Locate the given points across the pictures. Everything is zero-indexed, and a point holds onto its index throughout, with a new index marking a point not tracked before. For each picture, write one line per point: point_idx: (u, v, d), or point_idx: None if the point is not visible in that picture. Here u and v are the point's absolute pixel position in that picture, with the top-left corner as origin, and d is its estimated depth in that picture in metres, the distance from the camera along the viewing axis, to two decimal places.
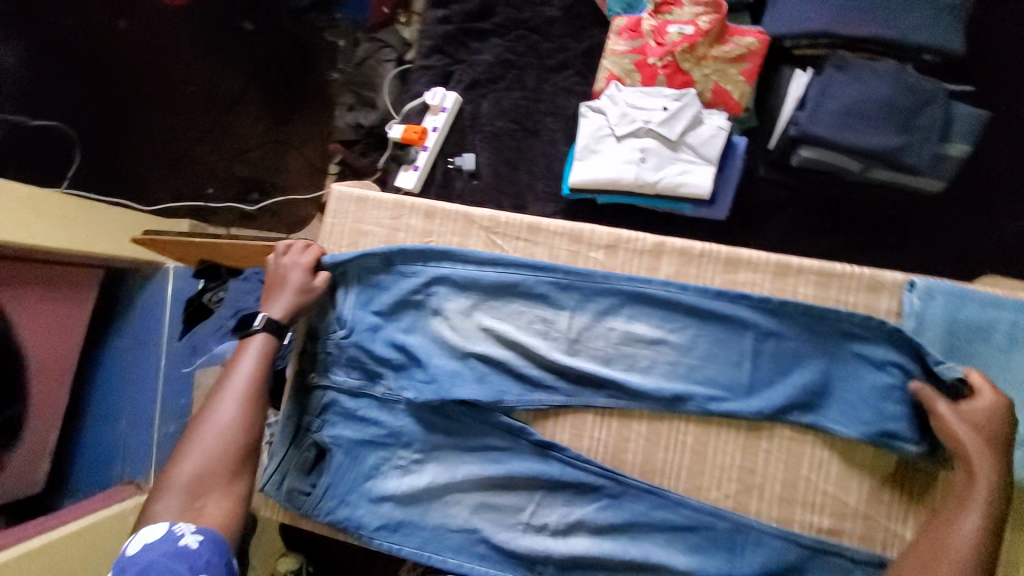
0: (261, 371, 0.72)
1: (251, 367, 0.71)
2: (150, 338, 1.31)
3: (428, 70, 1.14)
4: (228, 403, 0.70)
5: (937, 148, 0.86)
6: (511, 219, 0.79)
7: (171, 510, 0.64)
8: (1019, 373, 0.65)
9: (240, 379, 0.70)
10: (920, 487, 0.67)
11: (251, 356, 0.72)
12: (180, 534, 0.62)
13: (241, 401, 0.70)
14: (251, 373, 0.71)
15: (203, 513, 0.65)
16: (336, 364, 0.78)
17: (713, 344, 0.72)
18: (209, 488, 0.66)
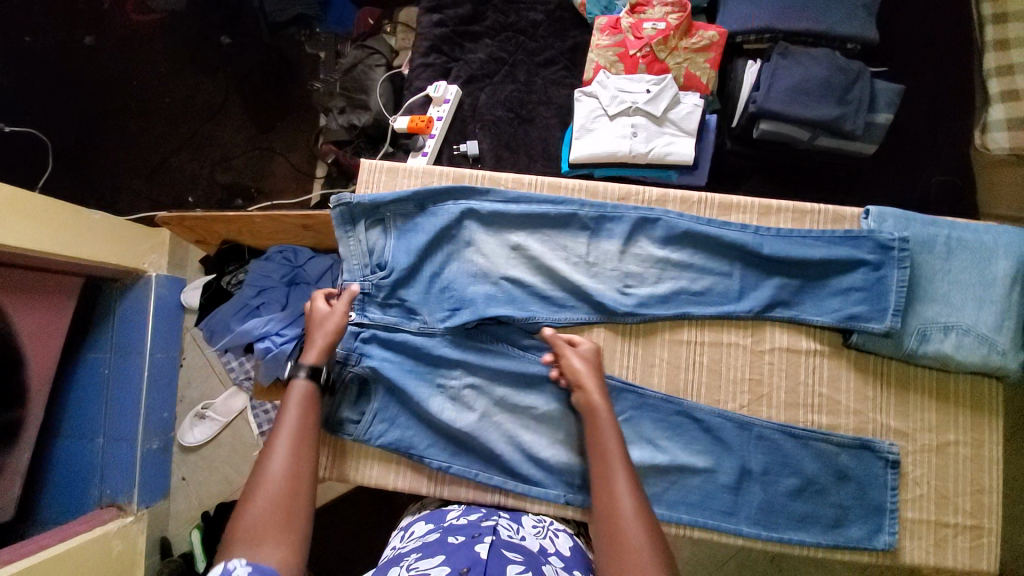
0: (309, 412, 0.73)
1: (297, 414, 0.72)
2: (133, 347, 1.38)
3: (428, 67, 1.24)
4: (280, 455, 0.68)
5: (868, 117, 1.06)
6: (533, 180, 0.90)
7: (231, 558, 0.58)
8: (958, 276, 0.78)
9: (288, 422, 0.71)
10: (896, 379, 0.81)
11: (297, 401, 0.73)
12: (232, 569, 0.55)
13: (292, 441, 0.69)
14: (299, 416, 0.71)
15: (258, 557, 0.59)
16: (373, 302, 0.85)
17: (713, 267, 0.84)
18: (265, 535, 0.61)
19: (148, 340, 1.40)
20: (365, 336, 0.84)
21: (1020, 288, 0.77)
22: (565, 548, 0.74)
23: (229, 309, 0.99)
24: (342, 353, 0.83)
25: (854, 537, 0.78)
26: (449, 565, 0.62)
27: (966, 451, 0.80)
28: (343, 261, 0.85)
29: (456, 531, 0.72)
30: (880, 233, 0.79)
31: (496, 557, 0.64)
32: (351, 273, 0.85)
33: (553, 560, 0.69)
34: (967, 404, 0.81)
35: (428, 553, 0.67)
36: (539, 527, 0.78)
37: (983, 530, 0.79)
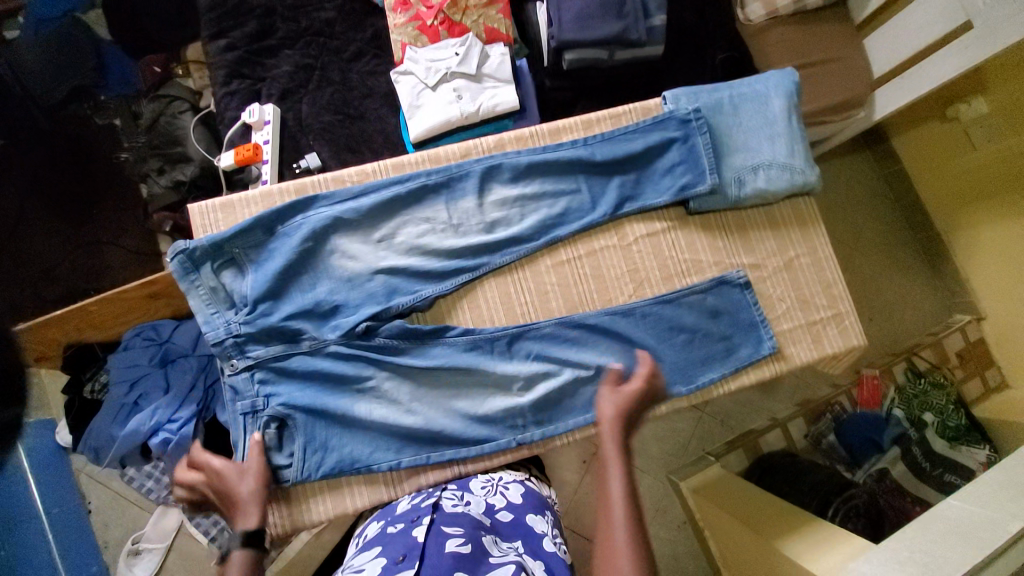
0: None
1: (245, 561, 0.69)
2: (21, 513, 1.16)
3: (234, 94, 1.18)
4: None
5: (647, 22, 1.20)
6: (375, 167, 0.91)
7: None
8: (746, 126, 0.93)
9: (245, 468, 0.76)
10: (735, 226, 0.96)
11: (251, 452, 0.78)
12: None
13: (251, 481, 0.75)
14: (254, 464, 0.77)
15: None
16: (251, 341, 0.83)
17: (564, 186, 0.92)
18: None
19: (36, 502, 1.21)
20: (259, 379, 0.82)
21: (794, 118, 0.94)
22: (515, 498, 0.80)
23: (106, 420, 0.91)
24: (248, 404, 0.81)
25: (747, 358, 0.91)
26: (386, 557, 0.65)
27: (807, 259, 0.97)
28: (202, 312, 0.83)
29: (396, 521, 0.74)
30: (678, 111, 0.92)
31: (435, 536, 0.66)
32: (223, 323, 0.83)
33: (501, 514, 0.76)
34: (795, 223, 0.98)
35: (367, 549, 0.70)
36: (488, 485, 0.83)
37: (843, 313, 0.97)
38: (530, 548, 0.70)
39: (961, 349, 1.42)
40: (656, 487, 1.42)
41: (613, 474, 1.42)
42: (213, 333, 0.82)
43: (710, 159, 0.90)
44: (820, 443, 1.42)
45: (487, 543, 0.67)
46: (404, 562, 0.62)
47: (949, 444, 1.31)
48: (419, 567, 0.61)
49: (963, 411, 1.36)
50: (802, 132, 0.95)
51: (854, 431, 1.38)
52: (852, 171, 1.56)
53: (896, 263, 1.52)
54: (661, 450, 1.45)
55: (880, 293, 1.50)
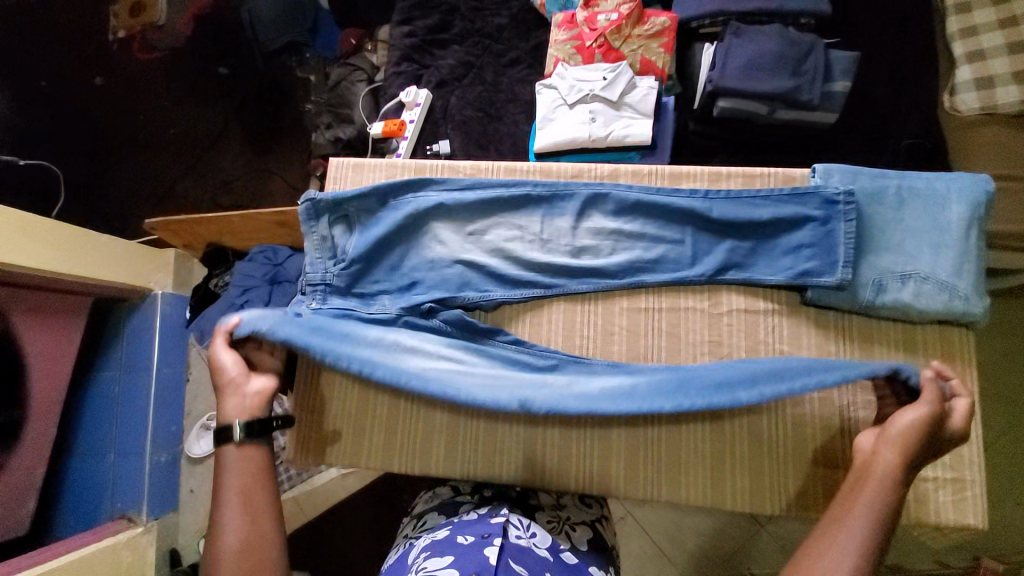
0: (253, 472, 0.74)
1: (240, 479, 0.74)
2: (142, 364, 1.45)
3: (399, 75, 1.31)
4: (233, 518, 0.70)
5: (824, 88, 1.09)
6: (489, 166, 0.94)
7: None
8: (911, 225, 0.78)
9: (234, 454, 0.75)
10: (857, 335, 0.81)
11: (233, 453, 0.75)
12: None
13: (246, 470, 0.74)
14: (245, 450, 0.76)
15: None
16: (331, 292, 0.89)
17: (669, 235, 0.86)
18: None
19: (155, 356, 1.47)
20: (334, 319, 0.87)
21: (978, 233, 0.77)
22: (579, 543, 0.77)
23: (218, 311, 1.06)
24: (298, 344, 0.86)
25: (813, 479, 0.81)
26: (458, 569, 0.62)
27: None
28: (308, 254, 0.90)
29: (466, 530, 0.71)
30: (826, 188, 0.81)
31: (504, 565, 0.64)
32: (321, 270, 0.89)
33: (566, 556, 0.73)
34: (939, 355, 0.80)
35: (437, 552, 0.67)
36: (553, 521, 0.81)
37: (965, 482, 0.77)
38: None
39: None
40: None
41: (638, 550, 1.32)
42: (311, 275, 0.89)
43: (848, 251, 0.78)
44: None
45: None
46: None
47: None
48: None
49: None
50: (984, 251, 0.77)
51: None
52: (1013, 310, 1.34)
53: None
54: (699, 544, 1.31)
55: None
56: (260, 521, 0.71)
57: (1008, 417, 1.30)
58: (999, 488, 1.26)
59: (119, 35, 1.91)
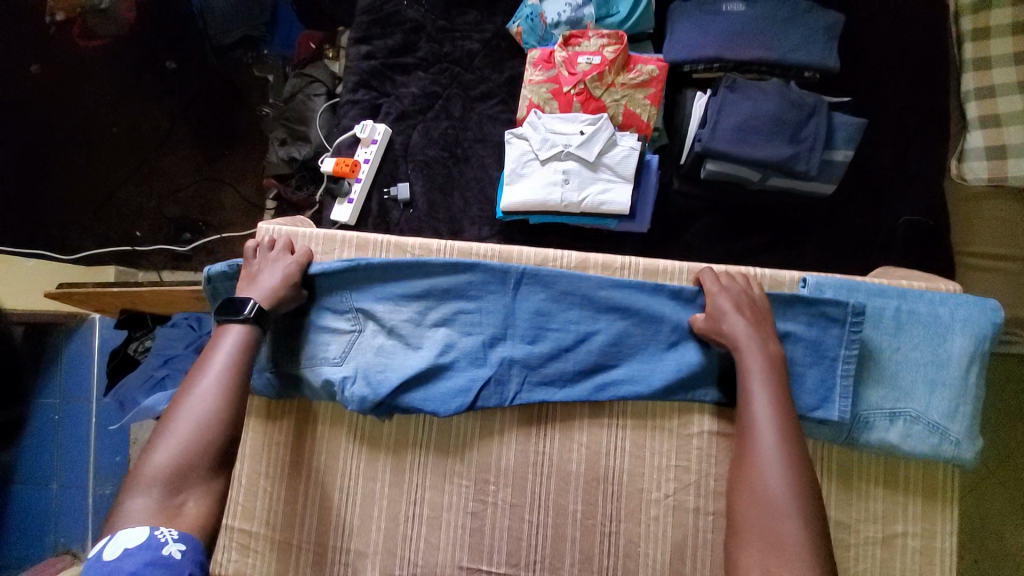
0: (241, 355, 0.68)
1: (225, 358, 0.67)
2: (82, 392, 1.22)
3: (355, 103, 1.16)
4: (206, 390, 0.64)
5: (823, 156, 0.97)
6: (442, 246, 0.82)
7: (140, 517, 0.57)
8: (907, 353, 0.70)
9: (227, 342, 0.68)
10: (838, 470, 0.73)
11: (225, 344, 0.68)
12: (162, 541, 0.55)
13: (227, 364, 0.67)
14: (232, 348, 0.68)
15: (181, 517, 0.58)
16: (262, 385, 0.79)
17: (640, 343, 0.76)
18: (189, 483, 0.60)
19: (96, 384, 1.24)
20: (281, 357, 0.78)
21: (976, 368, 0.69)
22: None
23: (136, 385, 0.93)
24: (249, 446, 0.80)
25: None
26: None
27: (916, 543, 0.73)
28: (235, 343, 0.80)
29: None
30: (816, 306, 0.71)
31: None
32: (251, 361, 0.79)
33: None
34: (919, 491, 0.73)
35: None
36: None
37: None
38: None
39: None
40: None
41: None
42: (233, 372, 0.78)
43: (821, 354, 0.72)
44: None
45: None
46: None
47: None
48: None
49: None
50: (980, 388, 0.69)
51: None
52: None
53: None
54: None
55: None
56: (230, 408, 0.65)
57: None
58: None
59: (58, 18, 1.64)
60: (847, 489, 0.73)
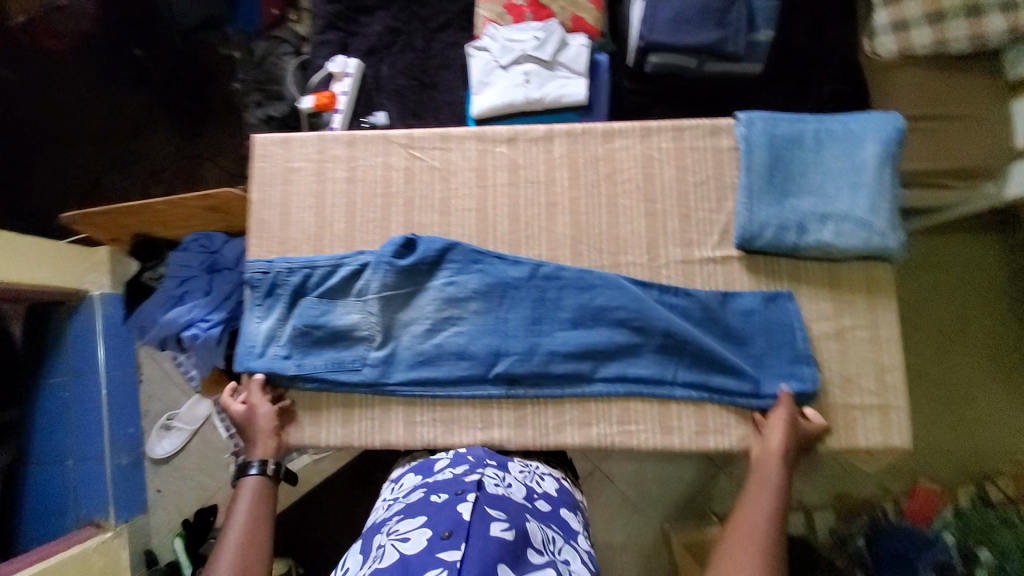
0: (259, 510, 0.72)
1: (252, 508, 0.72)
2: (88, 368, 1.33)
3: (325, 44, 1.25)
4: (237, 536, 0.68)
5: (748, 37, 1.11)
6: (424, 133, 0.89)
7: None
8: (830, 166, 0.82)
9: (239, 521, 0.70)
10: (791, 277, 0.84)
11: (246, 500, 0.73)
12: None
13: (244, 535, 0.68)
14: (250, 513, 0.71)
15: None
16: (271, 293, 0.83)
17: (607, 194, 0.88)
18: None
19: (100, 360, 1.35)
20: (299, 324, 0.82)
21: (889, 169, 0.81)
22: (550, 491, 0.77)
23: (156, 306, 1.00)
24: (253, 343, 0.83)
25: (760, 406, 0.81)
26: (430, 529, 0.62)
27: (865, 334, 0.83)
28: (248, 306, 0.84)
29: (440, 489, 0.70)
30: (749, 137, 0.84)
31: (479, 519, 0.63)
32: (257, 320, 0.83)
33: (541, 505, 0.73)
34: (862, 287, 0.84)
35: (410, 514, 0.66)
36: (524, 471, 0.79)
37: (890, 408, 0.82)
38: (577, 545, 0.69)
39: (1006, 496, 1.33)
40: (650, 532, 1.40)
41: (605, 501, 1.42)
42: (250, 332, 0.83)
43: (762, 178, 0.83)
44: (845, 544, 1.31)
45: (532, 534, 0.64)
46: (450, 540, 0.60)
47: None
48: (463, 551, 0.58)
49: None
50: (894, 185, 0.81)
51: (889, 541, 1.26)
52: (933, 254, 1.50)
53: (944, 350, 1.46)
54: (662, 489, 1.42)
55: (961, 395, 1.44)
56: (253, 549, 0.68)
57: (932, 346, 1.47)
58: (927, 412, 1.44)
59: None
60: (801, 290, 0.84)
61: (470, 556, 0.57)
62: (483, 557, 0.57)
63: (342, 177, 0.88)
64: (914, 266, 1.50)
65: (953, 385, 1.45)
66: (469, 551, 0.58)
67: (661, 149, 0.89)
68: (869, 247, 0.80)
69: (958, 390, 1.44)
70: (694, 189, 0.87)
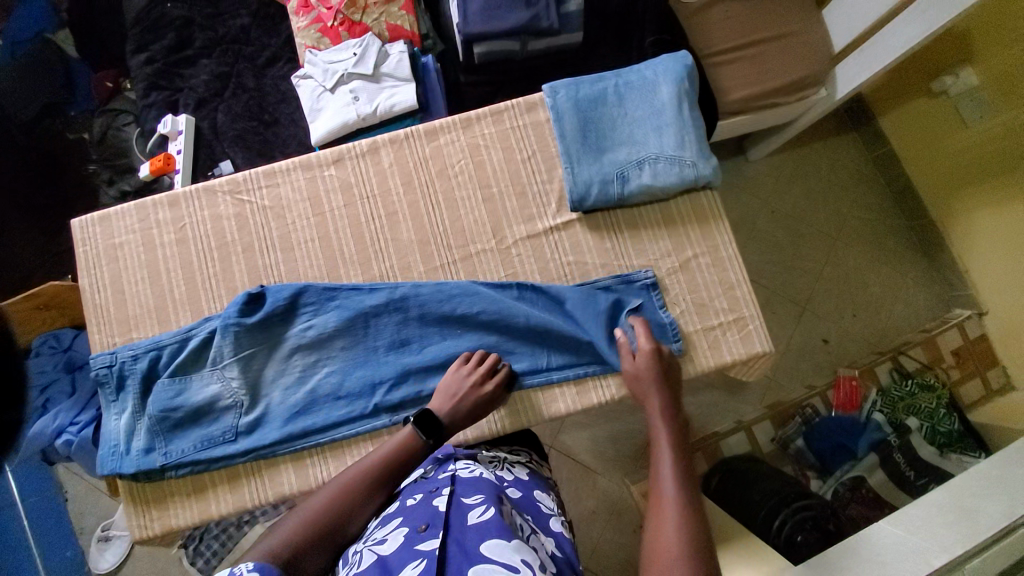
0: (388, 458, 0.70)
1: (393, 448, 0.71)
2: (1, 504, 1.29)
3: (153, 106, 1.21)
4: (356, 472, 0.68)
5: (560, 8, 1.13)
6: (246, 175, 0.89)
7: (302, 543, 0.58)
8: (635, 115, 0.87)
9: (374, 455, 0.70)
10: (629, 225, 0.89)
11: (394, 441, 0.72)
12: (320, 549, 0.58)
13: (365, 473, 0.68)
14: (382, 454, 0.70)
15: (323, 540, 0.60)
16: (124, 384, 0.81)
17: (447, 190, 0.90)
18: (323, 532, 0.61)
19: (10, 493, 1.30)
20: (156, 411, 0.78)
21: (686, 104, 0.86)
22: (521, 476, 0.76)
23: (29, 425, 0.97)
24: (115, 441, 0.79)
25: None
26: (407, 527, 0.60)
27: (707, 260, 0.89)
28: (103, 403, 0.81)
29: (412, 492, 0.67)
30: (556, 106, 0.87)
31: (456, 508, 0.61)
32: (115, 415, 0.80)
33: (512, 491, 0.72)
34: (693, 219, 0.89)
35: (386, 520, 0.63)
36: (495, 459, 0.79)
37: (746, 318, 0.87)
38: (544, 534, 0.65)
39: (916, 368, 1.40)
40: (613, 490, 1.43)
41: (564, 474, 1.44)
42: (109, 429, 0.79)
43: (576, 141, 0.86)
44: (788, 448, 1.37)
45: (511, 516, 0.62)
46: (428, 531, 0.57)
47: (939, 451, 1.28)
48: (443, 538, 0.56)
49: (957, 415, 1.34)
50: (696, 120, 0.87)
51: (823, 436, 1.33)
52: (807, 162, 1.57)
53: (836, 248, 1.53)
54: (614, 448, 1.45)
55: (863, 288, 1.51)
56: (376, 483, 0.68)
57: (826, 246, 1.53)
58: (835, 309, 1.50)
59: None
60: (642, 235, 0.89)
61: (448, 544, 0.55)
62: (463, 542, 0.55)
63: (173, 240, 0.87)
64: (789, 176, 1.57)
65: (850, 276, 1.52)
66: (449, 543, 0.55)
67: (485, 136, 0.91)
68: (688, 179, 0.85)
69: (859, 286, 1.51)
70: (524, 165, 0.90)
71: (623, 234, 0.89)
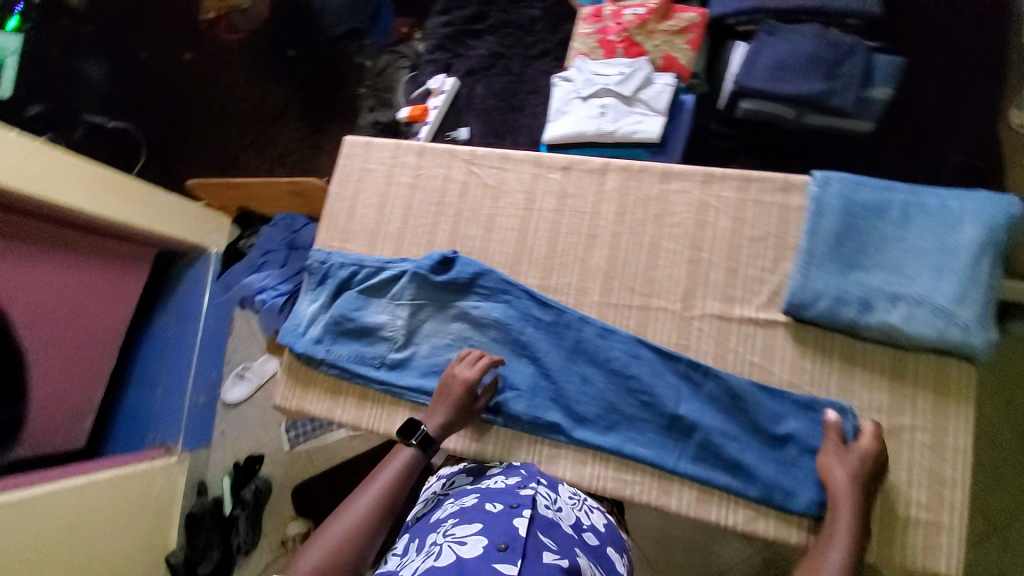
0: (404, 474, 0.74)
1: (398, 468, 0.74)
2: None
3: (433, 62, 1.38)
4: (377, 486, 0.72)
5: (861, 92, 1.00)
6: (485, 151, 0.95)
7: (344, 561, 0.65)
8: (913, 243, 0.73)
9: (389, 471, 0.74)
10: (842, 356, 0.76)
11: (399, 461, 0.75)
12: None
13: (384, 487, 0.72)
14: (397, 469, 0.74)
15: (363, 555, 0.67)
16: (324, 281, 0.94)
17: (655, 236, 0.86)
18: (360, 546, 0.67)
19: None
20: (336, 314, 0.90)
21: (991, 258, 0.69)
22: (599, 525, 0.72)
23: (244, 275, 1.19)
24: (298, 321, 0.93)
25: (772, 496, 0.73)
26: (486, 537, 0.59)
27: (925, 438, 0.72)
28: (304, 287, 0.95)
29: (493, 499, 0.67)
30: (820, 199, 0.77)
31: (534, 538, 0.59)
32: (308, 301, 0.94)
33: (588, 537, 0.68)
34: (930, 386, 0.73)
35: (466, 519, 0.63)
36: (575, 498, 0.75)
37: (942, 527, 0.69)
38: None
39: None
40: None
41: None
42: (299, 310, 0.94)
43: (826, 243, 0.76)
44: None
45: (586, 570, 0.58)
46: (507, 552, 0.55)
47: None
48: (521, 568, 0.53)
49: None
50: (994, 279, 0.69)
51: None
52: None
53: None
54: None
55: None
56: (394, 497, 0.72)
57: None
58: None
59: (210, 17, 1.84)
60: (853, 374, 0.75)
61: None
62: None
63: (405, 183, 0.97)
64: None
65: None
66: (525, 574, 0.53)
67: (721, 198, 0.84)
68: (948, 340, 0.69)
69: None
70: (748, 244, 0.82)
71: (828, 362, 0.76)
